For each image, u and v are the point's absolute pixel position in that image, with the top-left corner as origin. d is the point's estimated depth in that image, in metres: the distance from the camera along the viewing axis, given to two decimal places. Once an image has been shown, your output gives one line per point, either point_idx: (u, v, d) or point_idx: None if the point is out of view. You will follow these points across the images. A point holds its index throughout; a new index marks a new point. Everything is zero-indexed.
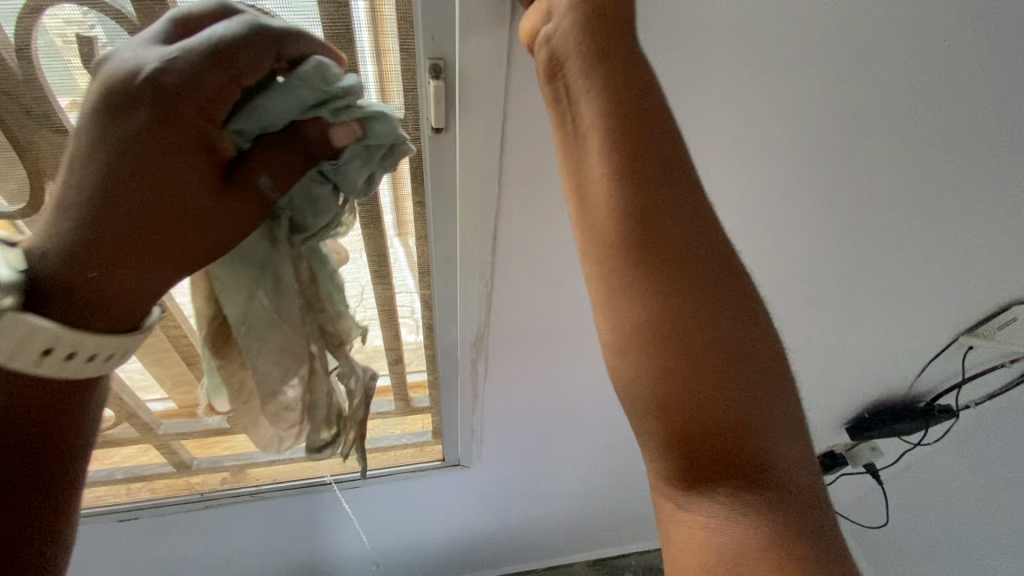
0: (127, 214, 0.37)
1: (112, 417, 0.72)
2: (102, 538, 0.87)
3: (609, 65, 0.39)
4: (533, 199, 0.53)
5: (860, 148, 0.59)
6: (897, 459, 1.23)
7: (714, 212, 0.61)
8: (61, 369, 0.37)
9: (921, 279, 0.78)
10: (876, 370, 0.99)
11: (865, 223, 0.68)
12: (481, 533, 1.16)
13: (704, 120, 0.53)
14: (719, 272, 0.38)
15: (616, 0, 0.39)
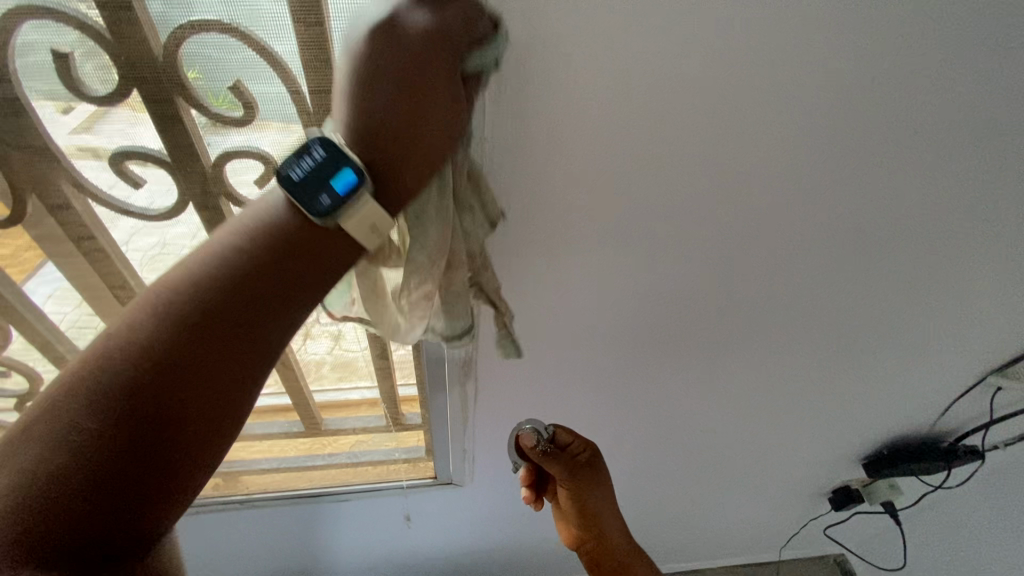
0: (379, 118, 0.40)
1: None
2: None
3: (575, 483, 0.76)
4: (511, 208, 0.54)
5: (861, 170, 0.57)
6: (916, 499, 1.16)
7: (709, 231, 0.60)
8: (369, 237, 0.42)
9: (929, 302, 0.76)
10: (892, 401, 0.95)
11: (870, 244, 0.66)
12: (476, 550, 1.14)
13: (695, 147, 0.51)
14: (625, 537, 0.82)
15: (574, 477, 0.76)
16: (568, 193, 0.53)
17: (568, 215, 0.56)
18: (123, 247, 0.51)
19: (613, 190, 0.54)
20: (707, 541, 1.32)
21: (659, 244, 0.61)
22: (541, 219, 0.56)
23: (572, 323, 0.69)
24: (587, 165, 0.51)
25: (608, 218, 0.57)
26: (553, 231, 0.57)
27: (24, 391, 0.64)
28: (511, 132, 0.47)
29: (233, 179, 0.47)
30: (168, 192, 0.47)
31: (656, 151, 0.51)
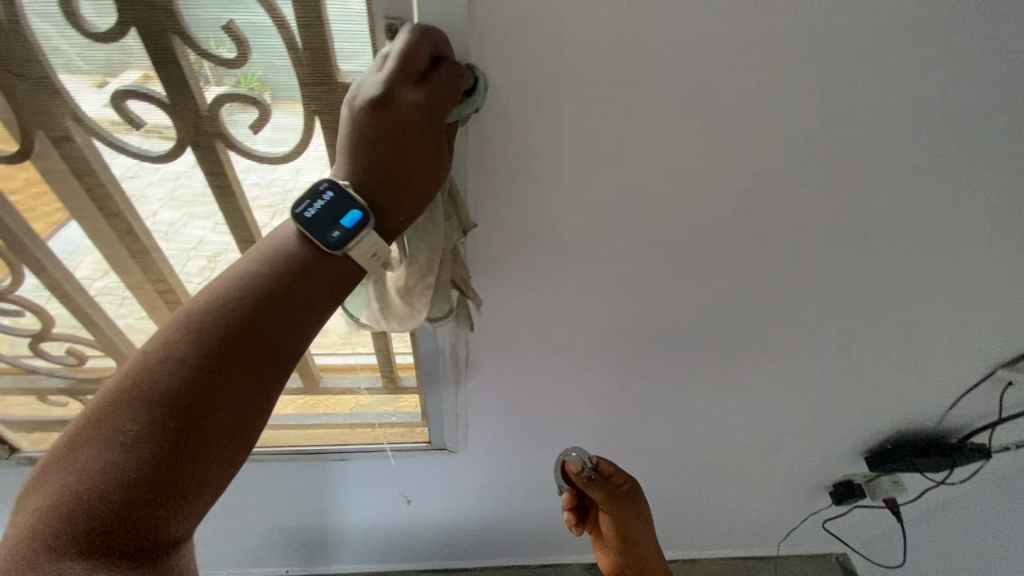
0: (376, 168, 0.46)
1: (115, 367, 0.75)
2: None
3: (622, 510, 0.82)
4: (504, 169, 0.55)
5: (868, 144, 0.56)
6: (920, 495, 1.14)
7: (706, 205, 0.60)
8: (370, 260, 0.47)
9: (940, 291, 0.74)
10: (898, 394, 0.93)
11: (879, 226, 0.64)
12: (472, 515, 1.17)
13: (690, 111, 0.51)
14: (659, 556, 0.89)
15: (622, 505, 0.82)
16: (561, 156, 0.54)
17: (561, 179, 0.56)
18: (125, 184, 0.54)
19: (608, 153, 0.54)
20: (705, 528, 1.32)
21: (654, 217, 0.61)
22: (534, 182, 0.56)
23: (566, 294, 0.69)
24: (580, 126, 0.51)
25: (603, 184, 0.57)
26: (545, 197, 0.57)
27: (39, 330, 0.68)
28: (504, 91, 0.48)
29: (228, 120, 0.49)
30: (167, 131, 0.50)
31: (650, 114, 0.51)
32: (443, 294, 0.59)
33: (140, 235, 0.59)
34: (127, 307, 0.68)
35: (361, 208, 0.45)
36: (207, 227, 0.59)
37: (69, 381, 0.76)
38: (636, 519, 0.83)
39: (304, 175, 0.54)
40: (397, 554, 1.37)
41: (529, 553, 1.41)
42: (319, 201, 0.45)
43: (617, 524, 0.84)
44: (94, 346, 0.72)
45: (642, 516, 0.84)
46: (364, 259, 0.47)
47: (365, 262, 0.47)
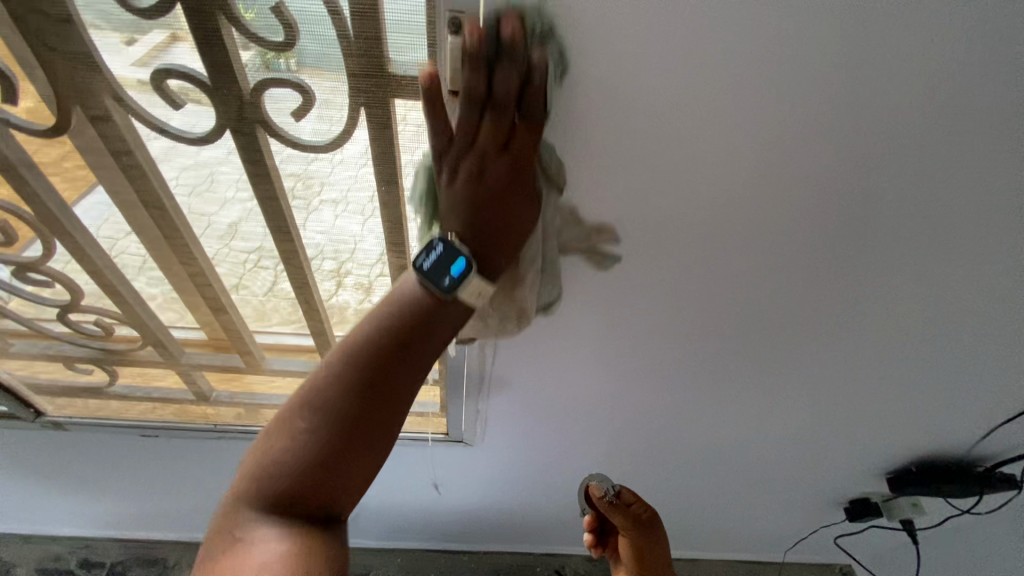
0: (479, 198, 0.51)
1: (138, 339, 0.75)
2: (125, 447, 0.91)
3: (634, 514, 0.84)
4: (558, 176, 0.52)
5: (943, 165, 0.52)
6: (939, 521, 1.11)
7: (759, 222, 0.57)
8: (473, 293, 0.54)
9: (992, 320, 0.71)
10: (931, 418, 0.90)
11: (940, 251, 0.61)
12: (481, 503, 1.18)
13: (757, 122, 0.48)
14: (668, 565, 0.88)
15: (634, 512, 0.83)
16: (619, 167, 0.51)
17: (609, 193, 0.53)
18: (160, 165, 0.52)
19: (667, 163, 0.51)
20: (711, 532, 1.31)
21: (702, 231, 0.58)
22: (583, 192, 0.53)
23: (603, 302, 0.66)
24: (639, 138, 0.48)
25: (658, 196, 0.54)
26: (597, 207, 0.54)
27: (67, 299, 0.68)
28: (570, 95, 0.45)
29: (271, 108, 0.47)
30: (207, 114, 0.48)
31: (717, 122, 0.47)
32: (546, 279, 0.60)
33: (173, 217, 0.57)
34: (154, 284, 0.66)
35: (465, 257, 0.52)
36: (241, 211, 0.57)
37: (93, 352, 0.76)
38: (649, 543, 0.87)
39: (344, 166, 0.52)
40: (402, 532, 1.39)
41: (532, 539, 1.42)
42: (431, 253, 0.53)
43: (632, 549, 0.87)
44: (118, 318, 0.71)
45: (656, 544, 0.87)
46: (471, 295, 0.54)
47: (472, 302, 0.55)
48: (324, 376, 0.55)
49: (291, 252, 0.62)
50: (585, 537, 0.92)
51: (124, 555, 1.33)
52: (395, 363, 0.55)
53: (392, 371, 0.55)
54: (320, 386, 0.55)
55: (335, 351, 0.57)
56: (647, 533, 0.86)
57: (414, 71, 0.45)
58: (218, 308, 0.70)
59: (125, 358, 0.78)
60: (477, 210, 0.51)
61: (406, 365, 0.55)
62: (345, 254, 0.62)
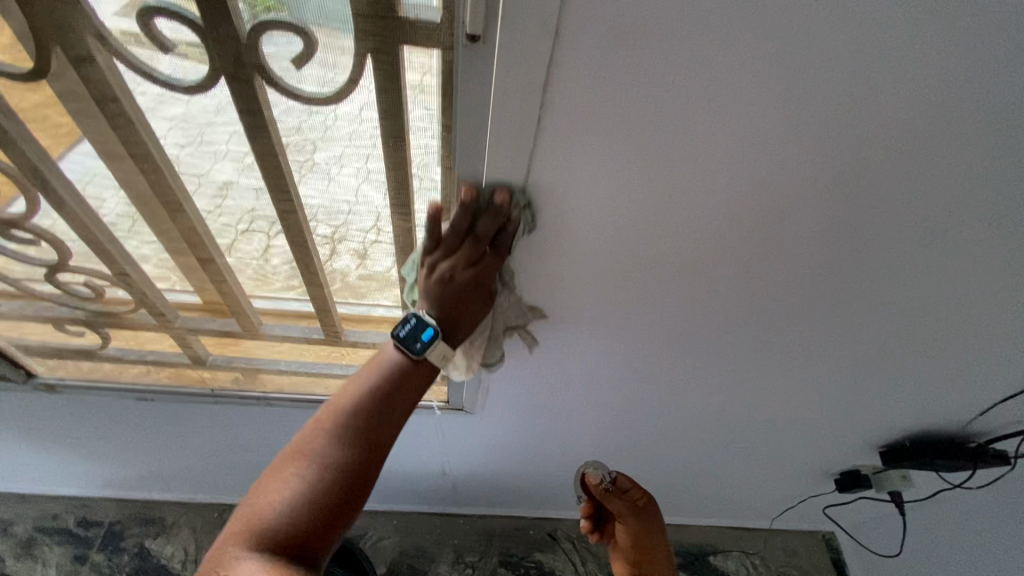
0: (455, 282, 0.60)
1: (130, 302, 0.72)
2: (120, 410, 0.90)
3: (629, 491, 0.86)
4: (578, 142, 0.48)
5: (976, 134, 0.50)
6: (928, 493, 1.14)
7: (779, 191, 0.55)
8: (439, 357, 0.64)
9: (1005, 299, 0.69)
10: (930, 395, 0.90)
11: (961, 225, 0.59)
12: (477, 468, 1.19)
13: (788, 84, 0.45)
14: (660, 537, 0.89)
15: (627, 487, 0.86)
16: (643, 135, 0.48)
17: (630, 156, 0.50)
18: (149, 114, 0.49)
19: (693, 129, 0.48)
20: (704, 500, 1.34)
21: (721, 200, 0.55)
22: (603, 157, 0.50)
23: (614, 274, 0.64)
24: (666, 97, 0.45)
25: (680, 165, 0.51)
26: (618, 173, 0.51)
27: (54, 258, 0.65)
28: (598, 54, 0.42)
29: (269, 54, 0.44)
30: (198, 58, 0.44)
31: (749, 82, 0.45)
32: (499, 341, 0.72)
33: (163, 173, 0.54)
34: (145, 244, 0.64)
35: (434, 328, 0.62)
36: (236, 169, 0.54)
37: (83, 314, 0.74)
38: (652, 529, 0.89)
39: (347, 121, 0.49)
40: (398, 495, 1.41)
41: (525, 503, 1.45)
42: (408, 323, 0.63)
43: (635, 538, 0.88)
44: (108, 278, 0.68)
45: (657, 530, 0.89)
46: (438, 357, 0.64)
47: (438, 363, 0.65)
48: (320, 435, 0.63)
49: (290, 214, 0.59)
50: (582, 527, 0.90)
51: (121, 515, 1.33)
52: (376, 436, 0.63)
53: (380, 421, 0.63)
54: (306, 464, 0.60)
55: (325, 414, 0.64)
56: (649, 517, 0.88)
57: (426, 14, 0.41)
58: (212, 272, 0.67)
59: (117, 320, 0.75)
60: (454, 288, 0.61)
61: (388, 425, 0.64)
62: (346, 217, 0.60)
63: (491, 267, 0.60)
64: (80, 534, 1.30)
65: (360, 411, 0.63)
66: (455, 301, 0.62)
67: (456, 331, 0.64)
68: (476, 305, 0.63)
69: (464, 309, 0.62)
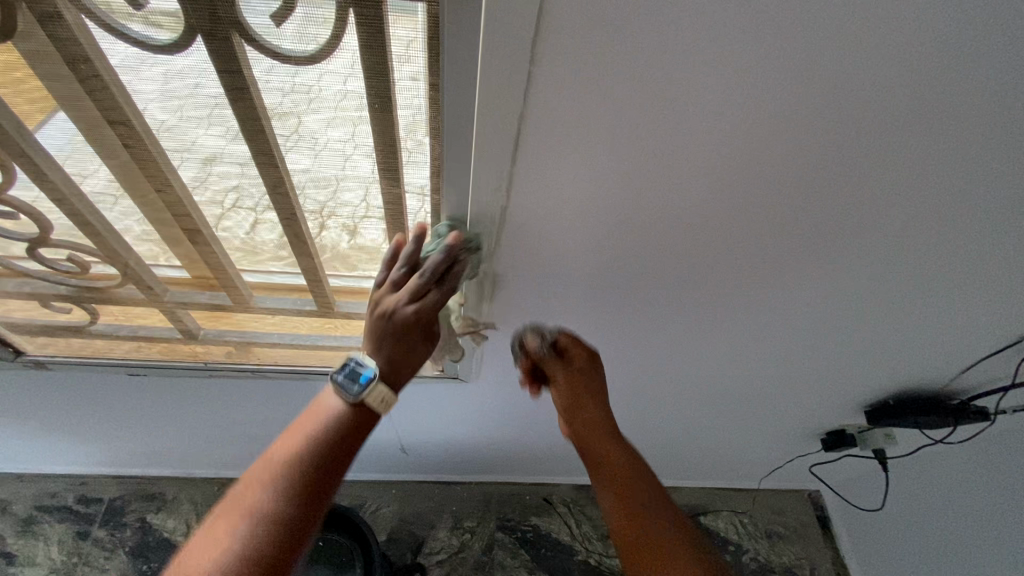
0: (395, 328, 0.61)
1: (117, 276, 0.71)
2: (114, 386, 0.89)
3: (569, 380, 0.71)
4: (570, 104, 0.47)
5: (974, 91, 0.49)
6: (911, 450, 1.18)
7: (774, 154, 0.54)
8: (378, 400, 0.60)
9: (993, 260, 0.70)
10: (916, 355, 0.92)
11: (954, 186, 0.59)
12: (473, 436, 1.21)
13: (786, 41, 0.44)
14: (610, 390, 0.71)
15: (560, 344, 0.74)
16: (638, 92, 0.46)
17: (623, 119, 0.49)
18: (123, 76, 0.47)
19: (689, 86, 0.46)
20: (694, 462, 1.38)
21: (716, 163, 0.54)
22: (596, 120, 0.49)
23: (607, 240, 0.64)
24: (662, 55, 0.44)
25: (675, 123, 0.50)
26: (610, 137, 0.50)
27: (35, 233, 0.63)
28: (592, 6, 0.40)
29: (246, 11, 0.42)
30: (171, 27, 0.43)
31: (748, 36, 0.43)
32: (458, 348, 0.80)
33: (143, 139, 0.52)
34: (129, 216, 0.62)
35: (372, 367, 0.61)
36: (220, 135, 0.52)
37: (69, 290, 0.73)
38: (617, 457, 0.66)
39: (333, 81, 0.47)
40: (396, 465, 1.43)
41: (521, 470, 1.48)
42: (343, 370, 0.62)
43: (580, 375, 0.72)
44: (92, 253, 0.67)
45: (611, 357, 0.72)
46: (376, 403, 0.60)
47: (381, 408, 0.61)
48: (268, 478, 0.55)
49: (276, 182, 0.58)
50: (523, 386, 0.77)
51: (121, 491, 1.35)
52: (330, 480, 0.56)
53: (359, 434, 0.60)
54: (245, 519, 0.52)
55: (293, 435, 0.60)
56: (594, 360, 0.73)
57: None
58: (200, 245, 0.66)
59: (105, 295, 0.74)
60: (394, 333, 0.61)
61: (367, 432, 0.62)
62: (334, 185, 0.59)
63: (432, 305, 0.61)
64: (80, 511, 1.31)
65: (310, 448, 0.57)
66: (396, 344, 0.62)
67: (397, 380, 0.63)
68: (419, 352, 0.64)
69: (407, 353, 0.63)
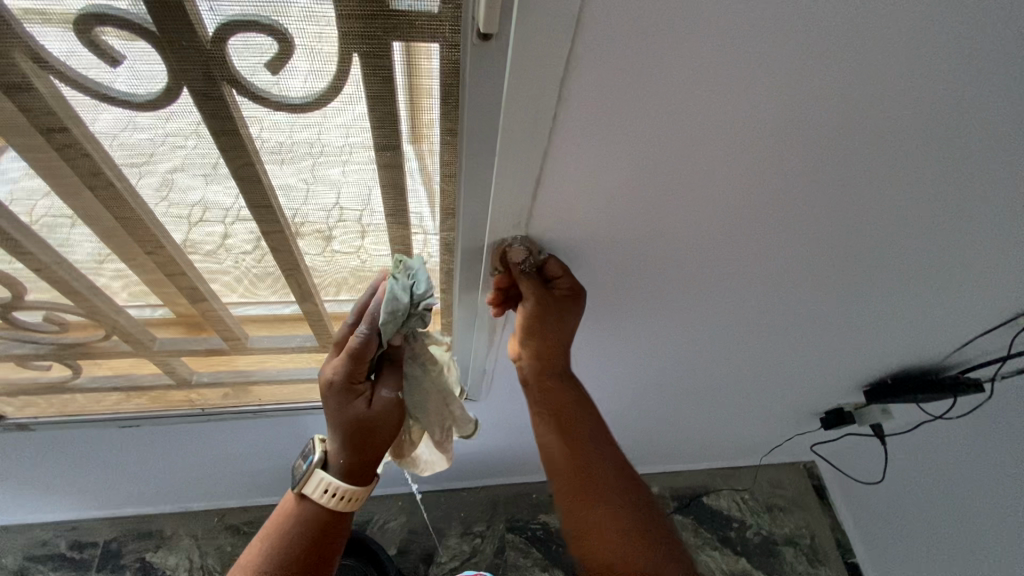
0: (327, 398, 0.64)
1: (100, 331, 0.66)
2: (104, 438, 0.85)
3: (553, 309, 0.64)
4: (593, 140, 0.44)
5: (999, 105, 0.48)
6: (913, 427, 1.21)
7: (796, 173, 0.52)
8: (318, 476, 0.64)
9: (997, 253, 0.71)
10: (914, 338, 0.93)
11: (967, 190, 0.58)
12: (480, 446, 1.20)
13: (820, 67, 0.42)
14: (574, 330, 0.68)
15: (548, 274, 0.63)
16: (674, 109, 0.43)
17: (649, 149, 0.46)
18: (105, 142, 0.43)
19: (717, 114, 0.44)
20: (698, 449, 1.39)
21: (738, 185, 0.53)
22: (620, 153, 0.46)
23: (622, 261, 0.63)
24: (693, 86, 0.41)
25: (709, 139, 0.46)
26: (634, 166, 0.48)
27: (7, 296, 0.58)
28: (627, 34, 0.36)
29: (238, 63, 0.38)
30: (152, 80, 0.38)
31: (780, 65, 0.41)
32: (440, 419, 0.72)
33: (127, 200, 0.48)
34: (109, 272, 0.57)
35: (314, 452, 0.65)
36: (216, 193, 0.49)
37: (48, 349, 0.67)
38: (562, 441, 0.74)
39: (338, 131, 0.44)
40: (401, 478, 1.41)
41: (527, 470, 1.49)
42: (300, 456, 0.67)
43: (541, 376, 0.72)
44: (71, 309, 0.62)
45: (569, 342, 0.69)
46: (316, 479, 0.64)
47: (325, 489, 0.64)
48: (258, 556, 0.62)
49: (277, 233, 0.54)
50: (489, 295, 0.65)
51: (116, 532, 1.29)
52: (316, 545, 0.63)
53: (329, 531, 0.64)
54: None
55: (270, 525, 0.66)
56: (560, 318, 0.65)
57: (422, 6, 0.36)
58: (192, 295, 0.62)
59: (88, 350, 0.69)
60: (327, 404, 0.64)
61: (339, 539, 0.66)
62: (341, 232, 0.56)
63: (352, 369, 0.62)
64: (74, 558, 1.25)
65: (292, 525, 0.64)
66: (331, 416, 0.64)
67: (340, 453, 0.65)
68: (354, 420, 0.63)
69: (343, 424, 0.63)
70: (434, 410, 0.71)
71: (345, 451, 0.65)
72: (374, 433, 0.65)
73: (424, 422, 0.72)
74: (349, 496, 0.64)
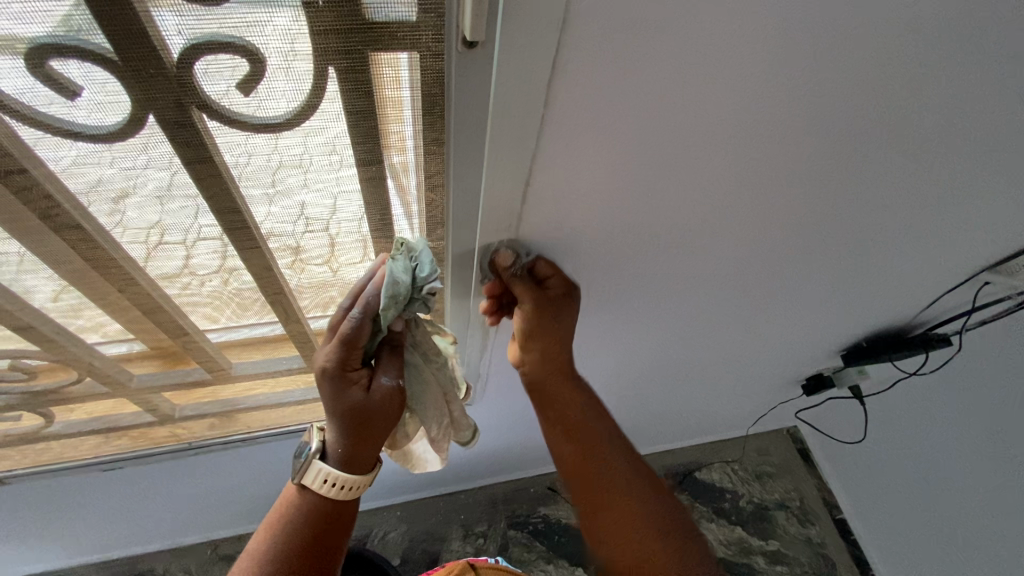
0: (323, 382, 0.59)
1: (73, 374, 0.63)
2: (86, 482, 0.81)
3: (543, 311, 0.66)
4: (580, 141, 0.44)
5: (958, 82, 0.50)
6: (888, 386, 1.28)
7: (773, 157, 0.54)
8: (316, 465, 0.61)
9: (957, 216, 0.74)
10: (884, 302, 0.97)
11: (931, 160, 0.61)
12: (476, 448, 1.20)
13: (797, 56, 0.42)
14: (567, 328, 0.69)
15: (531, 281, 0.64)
16: (660, 102, 0.43)
17: (636, 145, 0.46)
18: (67, 177, 0.40)
19: (699, 107, 0.45)
20: (687, 426, 1.43)
21: (719, 173, 0.53)
22: (607, 152, 0.46)
23: (609, 254, 0.63)
24: (676, 83, 0.41)
25: (692, 130, 0.47)
26: (620, 164, 0.48)
27: None
28: (612, 34, 0.36)
29: (206, 88, 0.36)
30: (115, 110, 0.36)
31: (758, 57, 0.42)
32: (441, 418, 0.67)
33: (91, 235, 0.46)
34: (80, 313, 0.54)
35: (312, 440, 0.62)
36: (191, 221, 0.47)
37: (16, 399, 0.64)
38: (574, 445, 0.76)
39: (317, 150, 0.43)
40: (398, 488, 1.40)
41: (522, 465, 1.49)
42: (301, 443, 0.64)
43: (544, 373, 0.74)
44: (40, 355, 0.58)
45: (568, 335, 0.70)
46: (313, 469, 0.61)
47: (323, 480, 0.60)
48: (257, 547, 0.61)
49: (256, 255, 0.53)
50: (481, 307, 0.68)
51: None
52: (315, 539, 0.61)
53: (328, 523, 0.62)
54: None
55: (274, 513, 0.63)
56: (552, 318, 0.67)
57: (401, 15, 0.34)
58: (173, 329, 0.60)
59: (62, 395, 0.66)
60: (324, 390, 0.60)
61: (343, 526, 0.63)
62: (324, 248, 0.55)
63: (346, 354, 0.57)
64: None
65: (291, 516, 0.62)
66: (328, 403, 0.60)
67: (339, 442, 0.61)
68: (350, 409, 0.59)
69: (339, 413, 0.60)
70: (434, 408, 0.66)
71: (343, 440, 0.61)
72: (372, 421, 0.61)
73: (422, 418, 0.66)
74: (347, 488, 0.61)
